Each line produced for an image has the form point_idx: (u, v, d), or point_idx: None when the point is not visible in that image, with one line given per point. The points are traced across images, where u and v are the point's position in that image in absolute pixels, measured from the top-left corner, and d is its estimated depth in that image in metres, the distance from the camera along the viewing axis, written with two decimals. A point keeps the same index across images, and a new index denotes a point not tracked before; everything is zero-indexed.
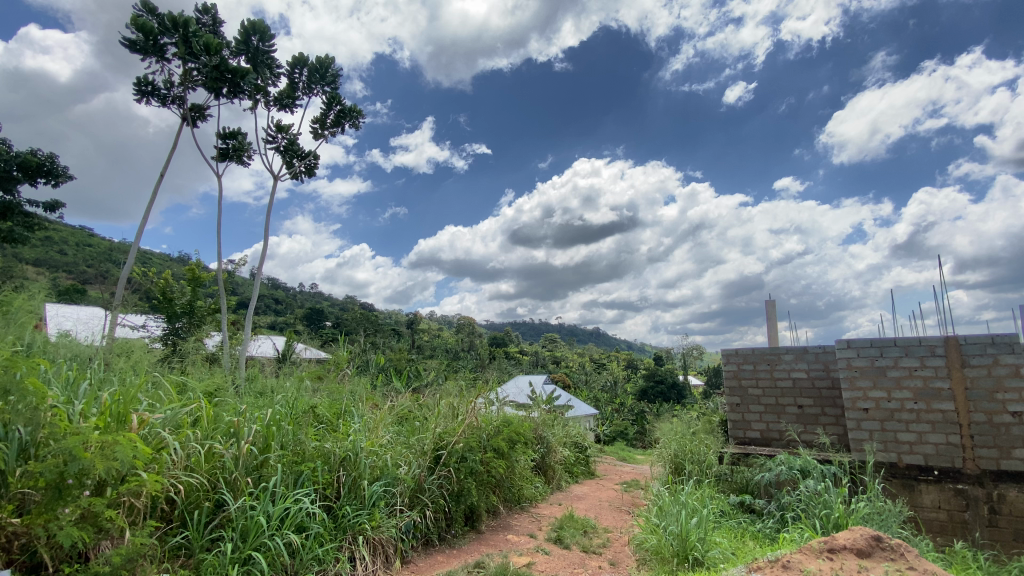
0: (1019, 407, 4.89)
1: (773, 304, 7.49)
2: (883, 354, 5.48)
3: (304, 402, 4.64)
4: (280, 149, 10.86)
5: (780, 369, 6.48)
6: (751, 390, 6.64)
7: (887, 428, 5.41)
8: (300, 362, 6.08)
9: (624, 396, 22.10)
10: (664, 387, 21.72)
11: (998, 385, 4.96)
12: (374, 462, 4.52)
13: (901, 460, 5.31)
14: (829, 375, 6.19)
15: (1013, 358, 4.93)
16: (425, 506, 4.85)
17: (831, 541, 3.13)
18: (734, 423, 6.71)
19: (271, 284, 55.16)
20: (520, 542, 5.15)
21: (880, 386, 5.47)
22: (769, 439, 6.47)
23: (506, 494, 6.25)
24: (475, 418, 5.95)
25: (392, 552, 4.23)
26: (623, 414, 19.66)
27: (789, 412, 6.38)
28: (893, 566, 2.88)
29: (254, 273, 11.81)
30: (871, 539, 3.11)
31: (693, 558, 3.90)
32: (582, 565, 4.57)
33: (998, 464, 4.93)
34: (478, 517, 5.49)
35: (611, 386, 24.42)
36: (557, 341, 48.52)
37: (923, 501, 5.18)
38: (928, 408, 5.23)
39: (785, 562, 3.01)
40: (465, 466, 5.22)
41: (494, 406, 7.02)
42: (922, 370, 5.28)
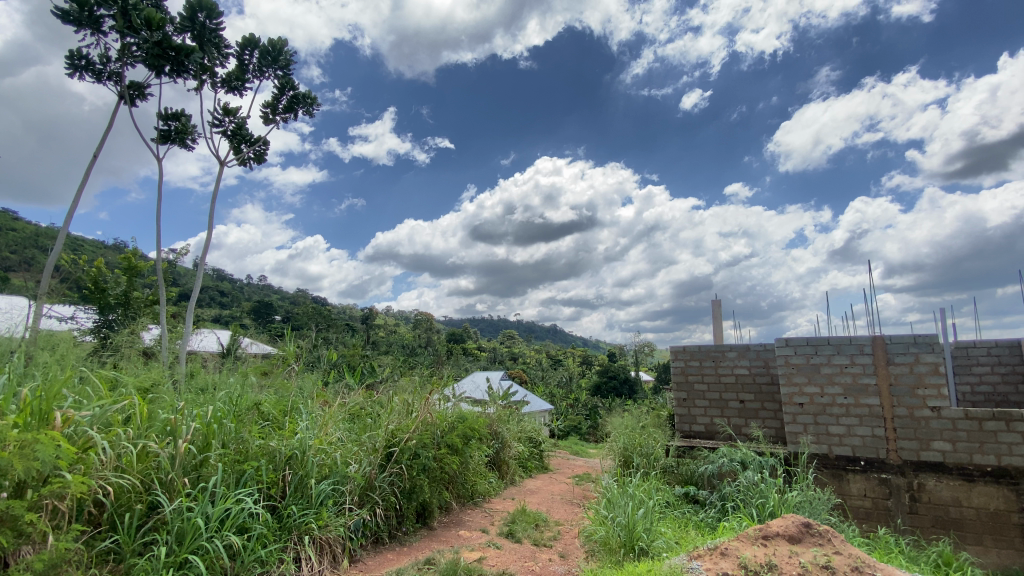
0: (937, 402, 5.30)
1: (719, 303, 7.81)
2: (818, 352, 5.83)
3: (248, 398, 4.45)
4: (227, 134, 10.35)
5: (724, 365, 6.77)
6: (697, 385, 6.91)
7: (819, 422, 5.77)
8: (245, 357, 5.84)
9: (579, 391, 22.50)
10: (617, 383, 22.32)
11: (919, 382, 5.36)
12: (323, 460, 4.40)
13: (832, 451, 5.68)
14: (768, 371, 6.52)
15: (932, 356, 5.34)
16: (376, 504, 4.78)
17: (766, 529, 3.30)
18: (680, 417, 6.98)
19: (217, 276, 52.62)
20: (472, 537, 5.16)
21: (814, 382, 5.82)
22: (713, 432, 6.76)
23: (459, 490, 6.24)
24: (430, 414, 5.87)
25: (340, 552, 4.14)
26: (577, 409, 20.02)
27: (732, 407, 6.69)
28: (821, 551, 3.07)
29: (197, 263, 11.22)
30: (802, 526, 3.30)
31: (639, 548, 4.02)
32: (532, 558, 4.64)
33: (917, 455, 5.34)
34: (430, 514, 5.46)
35: (566, 381, 24.80)
36: (515, 337, 48.78)
37: (851, 490, 5.57)
38: (857, 402, 5.61)
39: (723, 549, 3.16)
40: (418, 463, 5.18)
41: (450, 402, 6.98)
42: (852, 367, 5.65)
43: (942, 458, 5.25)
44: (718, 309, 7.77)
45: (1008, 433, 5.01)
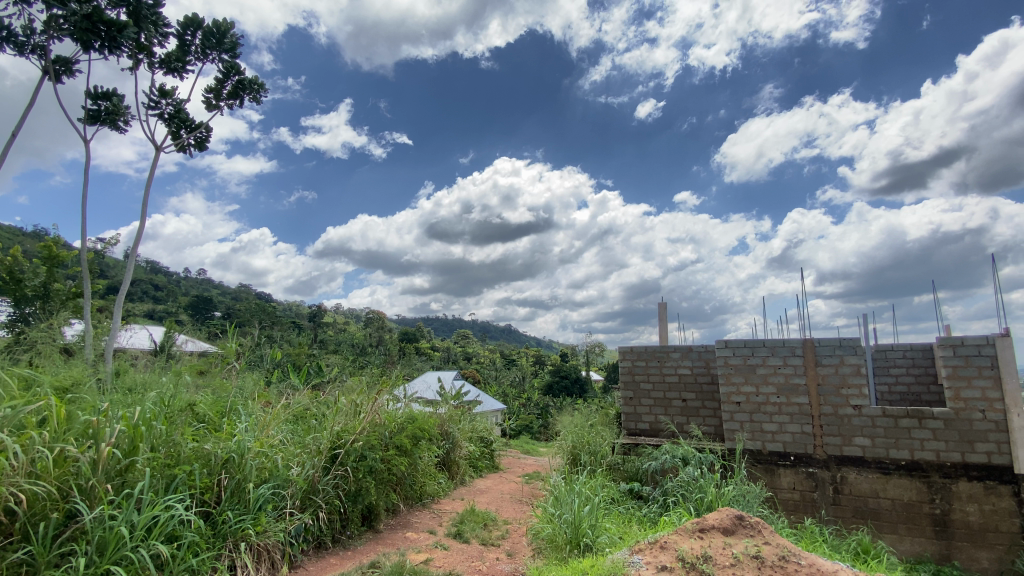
0: (858, 400, 5.72)
1: (665, 306, 8.11)
2: (754, 353, 6.16)
3: (181, 399, 4.21)
4: (165, 117, 9.72)
5: (668, 365, 7.03)
6: (643, 384, 7.15)
7: (755, 419, 6.10)
8: (180, 355, 5.51)
9: (531, 390, 22.70)
10: (568, 382, 22.71)
11: (843, 382, 5.77)
12: (262, 463, 4.22)
13: (765, 447, 6.03)
14: (709, 371, 6.83)
15: (855, 358, 5.75)
16: (319, 508, 4.64)
17: (702, 522, 3.46)
18: (627, 415, 7.20)
19: (151, 268, 49.34)
20: (419, 539, 5.10)
21: (750, 381, 6.15)
22: (657, 429, 7.01)
23: (407, 491, 6.16)
24: (378, 415, 5.74)
25: (279, 558, 3.99)
26: (529, 408, 20.19)
27: (675, 405, 6.95)
28: (752, 542, 3.25)
29: (128, 253, 10.48)
30: (735, 518, 3.48)
31: (584, 544, 4.12)
32: (479, 557, 4.65)
33: (841, 450, 5.74)
34: (376, 516, 5.36)
35: (519, 380, 24.94)
36: (469, 336, 48.64)
37: (781, 483, 5.94)
38: (788, 401, 5.98)
39: (663, 543, 3.30)
40: (364, 465, 5.07)
41: (400, 403, 6.87)
42: (784, 367, 6.02)
43: (862, 452, 5.67)
44: (665, 312, 8.07)
45: (920, 429, 5.47)
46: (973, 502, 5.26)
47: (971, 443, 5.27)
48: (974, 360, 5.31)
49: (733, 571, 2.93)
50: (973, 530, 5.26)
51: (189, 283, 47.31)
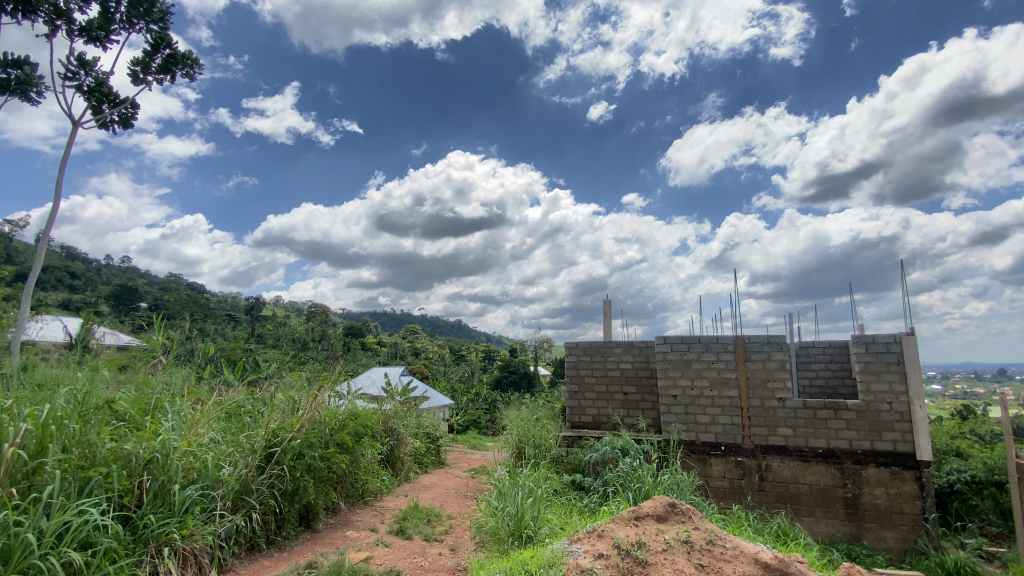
0: (783, 393, 6.14)
1: (610, 303, 8.37)
2: (690, 349, 6.48)
3: (98, 396, 3.91)
4: (84, 90, 8.92)
5: (611, 360, 7.25)
6: (587, 378, 7.35)
7: (690, 412, 6.43)
8: (100, 349, 5.11)
9: (479, 385, 22.68)
10: (517, 377, 22.91)
11: (769, 376, 6.18)
12: (190, 463, 3.99)
13: (698, 438, 6.37)
14: (649, 366, 7.10)
15: (780, 354, 6.16)
16: (252, 508, 4.45)
17: (638, 510, 3.60)
18: (571, 409, 7.37)
19: (66, 254, 45.18)
20: (359, 537, 5.01)
21: (686, 375, 6.47)
22: (599, 422, 7.23)
23: (348, 489, 6.02)
24: (318, 412, 5.56)
25: (208, 562, 3.79)
26: (476, 403, 20.18)
27: (616, 399, 7.19)
28: (683, 527, 3.42)
29: (40, 237, 9.54)
30: (668, 505, 3.64)
31: (526, 536, 4.19)
32: (422, 553, 4.62)
33: (766, 439, 6.15)
34: (315, 515, 5.21)
35: (468, 376, 24.85)
36: (418, 331, 47.93)
37: (712, 471, 6.30)
38: (720, 394, 6.34)
39: (600, 532, 3.42)
40: (302, 463, 4.90)
41: (343, 399, 6.69)
42: (717, 362, 6.36)
43: (785, 442, 6.10)
44: (609, 308, 8.33)
45: (836, 419, 5.94)
46: (880, 486, 5.77)
47: (880, 431, 5.79)
48: (883, 357, 5.83)
49: (664, 556, 3.08)
50: (880, 512, 5.76)
51: (110, 271, 43.70)
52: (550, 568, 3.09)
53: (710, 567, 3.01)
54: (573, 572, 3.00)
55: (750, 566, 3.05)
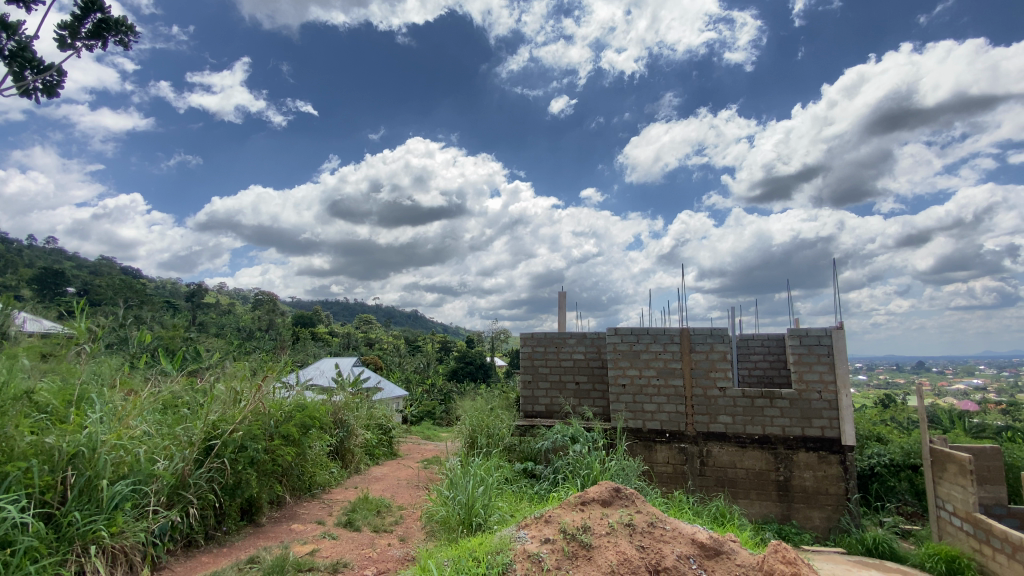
0: (724, 382, 6.46)
1: (565, 295, 8.51)
2: (640, 340, 6.70)
3: (16, 386, 3.62)
4: (2, 54, 8.10)
5: (564, 350, 7.39)
6: (541, 368, 7.46)
7: (637, 400, 6.67)
8: (17, 336, 4.71)
9: (435, 376, 22.50)
10: (473, 367, 22.89)
11: (712, 366, 6.49)
12: (120, 457, 3.77)
13: (645, 425, 6.63)
14: (600, 356, 7.29)
15: (722, 345, 6.47)
16: (189, 504, 4.25)
17: (584, 495, 3.71)
18: (524, 398, 7.48)
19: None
20: (305, 530, 4.90)
21: (635, 365, 6.70)
22: (552, 411, 7.37)
23: (294, 482, 5.88)
24: (262, 403, 5.36)
25: (140, 560, 3.61)
26: (431, 394, 20.03)
27: (568, 388, 7.34)
28: (626, 511, 3.55)
29: None
30: (613, 490, 3.77)
31: (475, 524, 4.22)
32: (370, 545, 4.58)
33: (707, 426, 6.47)
34: (258, 509, 5.04)
35: (423, 366, 24.62)
36: (372, 322, 46.93)
37: (657, 457, 6.58)
38: (666, 383, 6.60)
39: (547, 517, 3.50)
40: (244, 456, 4.72)
41: (290, 389, 6.48)
42: (664, 353, 6.62)
43: (725, 429, 6.43)
44: (565, 300, 8.47)
45: (771, 407, 6.32)
46: (809, 469, 6.18)
47: (810, 418, 6.20)
48: (815, 349, 6.23)
49: (608, 539, 3.19)
50: (809, 493, 6.17)
51: (32, 252, 40.23)
52: (497, 554, 3.14)
53: (650, 548, 3.14)
54: (519, 557, 3.07)
55: (687, 547, 3.21)
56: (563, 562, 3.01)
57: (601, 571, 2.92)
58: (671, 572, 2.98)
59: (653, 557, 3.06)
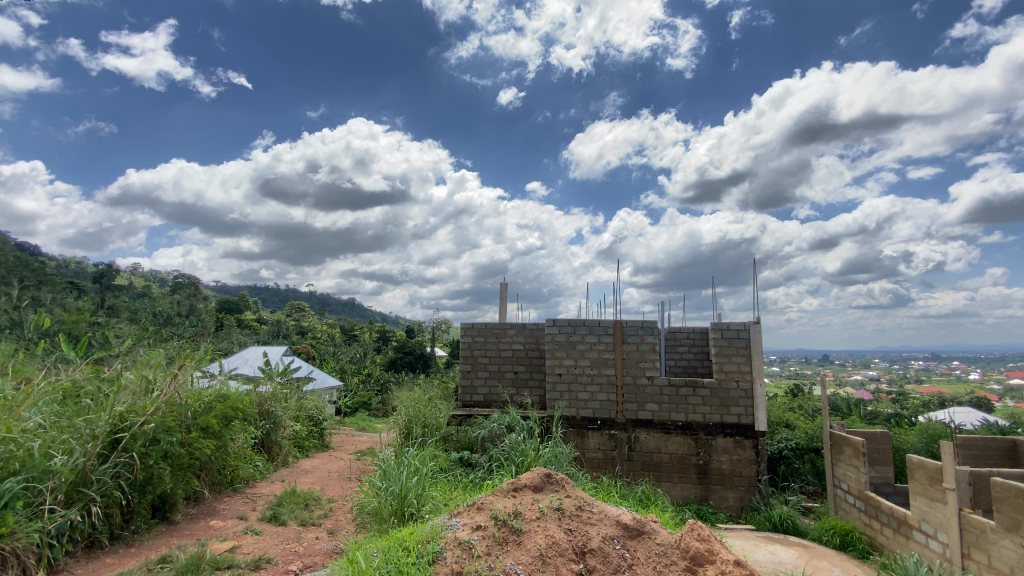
0: (652, 372, 6.79)
1: (507, 286, 8.56)
2: (576, 331, 6.91)
3: None
4: None
5: (504, 340, 7.45)
6: (480, 358, 7.49)
7: (572, 389, 6.89)
8: None
9: (372, 366, 21.91)
10: (412, 358, 22.44)
11: (641, 357, 6.80)
12: (10, 452, 3.49)
13: (578, 413, 6.86)
14: (539, 347, 7.42)
15: (652, 337, 6.80)
16: (91, 502, 3.90)
17: (517, 482, 3.79)
18: (463, 388, 7.48)
19: None
20: (224, 527, 4.65)
21: (571, 355, 6.91)
22: (490, 400, 7.42)
23: (213, 477, 5.54)
24: (178, 393, 4.99)
25: (34, 563, 3.28)
26: (367, 385, 19.51)
27: (507, 377, 7.42)
28: (555, 496, 3.65)
29: None
30: (544, 476, 3.86)
31: (408, 514, 4.19)
32: (296, 539, 4.43)
33: (636, 414, 6.78)
34: (172, 506, 4.72)
35: (359, 356, 23.90)
36: (305, 309, 44.85)
37: (589, 444, 6.83)
38: (599, 372, 6.86)
39: (479, 504, 3.54)
40: (156, 450, 4.39)
41: (211, 379, 6.10)
42: (599, 344, 6.86)
43: (652, 416, 6.77)
44: (507, 291, 8.54)
45: (693, 395, 6.72)
46: (725, 453, 6.64)
47: (728, 406, 6.65)
48: (735, 341, 6.70)
49: (538, 524, 3.27)
50: (725, 475, 6.63)
51: None
52: (428, 543, 3.14)
53: (577, 531, 3.25)
54: (450, 545, 3.09)
55: (612, 528, 3.36)
56: (493, 548, 3.06)
57: (530, 555, 2.99)
58: (596, 553, 3.10)
59: (580, 540, 3.17)
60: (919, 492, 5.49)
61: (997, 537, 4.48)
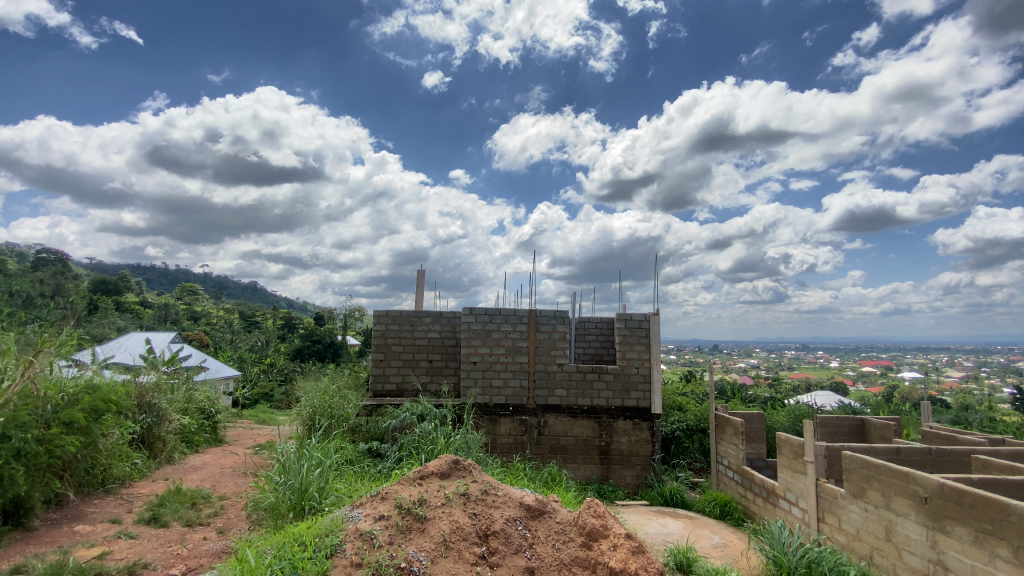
0: (562, 359, 7.06)
1: (423, 273, 8.43)
2: (492, 320, 7.00)
3: None
4: None
5: (419, 329, 7.34)
6: (393, 347, 7.32)
7: (486, 376, 6.98)
8: None
9: (275, 356, 20.51)
10: (321, 347, 21.24)
11: (552, 344, 7.05)
12: None
13: (491, 400, 6.97)
14: (454, 335, 7.40)
15: (562, 326, 7.07)
16: None
17: (423, 469, 3.78)
18: (375, 376, 7.28)
19: None
20: (93, 531, 4.16)
21: (486, 344, 6.99)
22: (402, 389, 7.29)
23: (80, 478, 4.93)
24: (35, 384, 4.38)
25: None
26: (269, 375, 18.28)
27: (421, 366, 7.34)
28: (462, 482, 3.67)
29: None
30: (452, 462, 3.88)
31: (308, 507, 4.02)
32: (180, 540, 4.08)
33: (546, 399, 7.03)
34: (28, 511, 4.13)
35: (261, 344, 22.26)
36: (200, 293, 40.83)
37: (500, 430, 6.97)
38: (513, 360, 7.01)
39: (384, 494, 3.49)
40: (5, 448, 3.82)
41: (79, 368, 5.40)
42: (513, 332, 7.01)
43: (560, 401, 7.05)
44: (423, 279, 8.41)
45: (599, 381, 7.09)
46: (625, 435, 7.10)
47: (628, 391, 7.10)
48: (637, 330, 7.17)
49: (442, 510, 3.28)
50: (624, 455, 7.09)
51: None
52: (326, 536, 3.06)
53: (481, 515, 3.32)
54: (350, 537, 3.03)
55: (515, 510, 3.48)
56: (396, 537, 3.04)
57: (433, 542, 3.01)
58: (499, 535, 3.19)
59: (484, 523, 3.24)
60: (785, 465, 6.26)
61: (846, 502, 5.25)
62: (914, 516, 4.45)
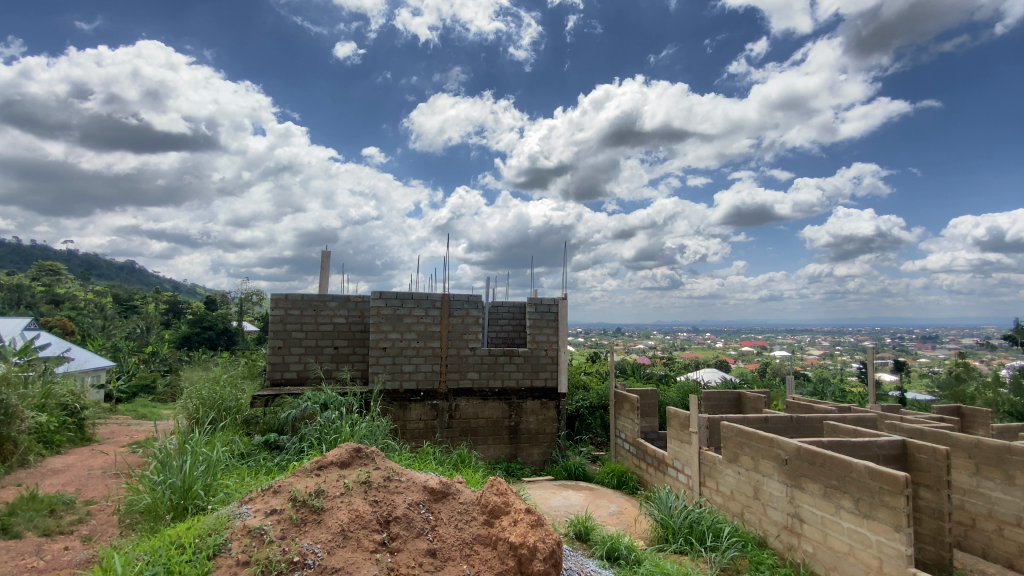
0: (474, 343, 7.13)
1: (328, 255, 8.03)
2: (403, 304, 6.87)
3: None
4: None
5: (323, 314, 7.00)
6: (295, 333, 6.93)
7: (396, 362, 6.86)
8: None
9: (158, 344, 18.50)
10: (213, 334, 19.48)
11: (465, 329, 7.09)
12: None
13: (401, 385, 6.87)
14: (363, 320, 7.16)
15: (475, 310, 7.12)
16: None
17: (322, 459, 3.65)
18: (273, 365, 6.85)
19: None
20: None
21: (397, 329, 6.86)
22: (304, 377, 6.94)
23: None
24: None
25: None
26: (149, 366, 16.46)
27: (325, 353, 7.03)
28: (363, 470, 3.59)
29: None
30: (353, 451, 3.77)
31: (192, 507, 3.73)
32: (35, 552, 3.61)
33: (457, 383, 7.07)
34: None
35: (140, 331, 19.93)
36: (61, 273, 35.50)
37: (410, 415, 6.91)
38: (425, 345, 6.96)
39: (276, 488, 3.33)
40: None
41: None
42: (425, 317, 6.95)
43: (472, 384, 7.13)
44: (328, 261, 8.01)
45: (509, 363, 7.26)
46: (533, 414, 7.36)
47: (537, 372, 7.35)
48: (546, 314, 7.42)
49: (341, 500, 3.21)
50: (531, 434, 7.36)
51: None
52: (208, 536, 2.88)
53: (382, 501, 3.28)
54: (237, 535, 2.88)
55: (418, 494, 3.48)
56: (289, 531, 2.93)
57: (330, 533, 2.94)
58: (400, 520, 3.18)
59: (385, 510, 3.22)
60: (674, 436, 6.87)
61: (722, 467, 5.90)
62: (776, 476, 5.11)
